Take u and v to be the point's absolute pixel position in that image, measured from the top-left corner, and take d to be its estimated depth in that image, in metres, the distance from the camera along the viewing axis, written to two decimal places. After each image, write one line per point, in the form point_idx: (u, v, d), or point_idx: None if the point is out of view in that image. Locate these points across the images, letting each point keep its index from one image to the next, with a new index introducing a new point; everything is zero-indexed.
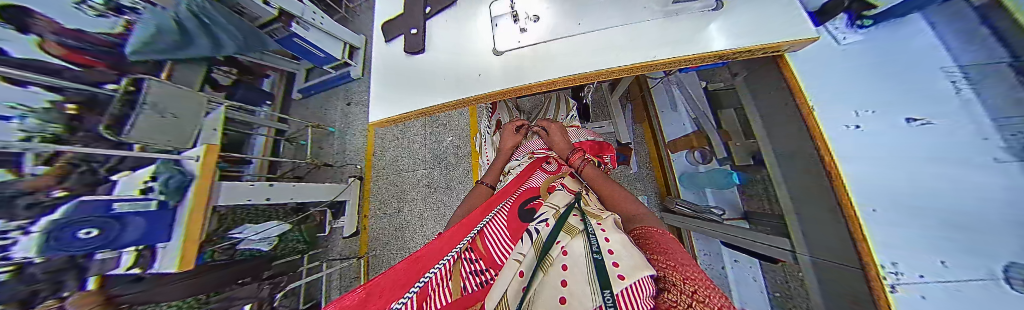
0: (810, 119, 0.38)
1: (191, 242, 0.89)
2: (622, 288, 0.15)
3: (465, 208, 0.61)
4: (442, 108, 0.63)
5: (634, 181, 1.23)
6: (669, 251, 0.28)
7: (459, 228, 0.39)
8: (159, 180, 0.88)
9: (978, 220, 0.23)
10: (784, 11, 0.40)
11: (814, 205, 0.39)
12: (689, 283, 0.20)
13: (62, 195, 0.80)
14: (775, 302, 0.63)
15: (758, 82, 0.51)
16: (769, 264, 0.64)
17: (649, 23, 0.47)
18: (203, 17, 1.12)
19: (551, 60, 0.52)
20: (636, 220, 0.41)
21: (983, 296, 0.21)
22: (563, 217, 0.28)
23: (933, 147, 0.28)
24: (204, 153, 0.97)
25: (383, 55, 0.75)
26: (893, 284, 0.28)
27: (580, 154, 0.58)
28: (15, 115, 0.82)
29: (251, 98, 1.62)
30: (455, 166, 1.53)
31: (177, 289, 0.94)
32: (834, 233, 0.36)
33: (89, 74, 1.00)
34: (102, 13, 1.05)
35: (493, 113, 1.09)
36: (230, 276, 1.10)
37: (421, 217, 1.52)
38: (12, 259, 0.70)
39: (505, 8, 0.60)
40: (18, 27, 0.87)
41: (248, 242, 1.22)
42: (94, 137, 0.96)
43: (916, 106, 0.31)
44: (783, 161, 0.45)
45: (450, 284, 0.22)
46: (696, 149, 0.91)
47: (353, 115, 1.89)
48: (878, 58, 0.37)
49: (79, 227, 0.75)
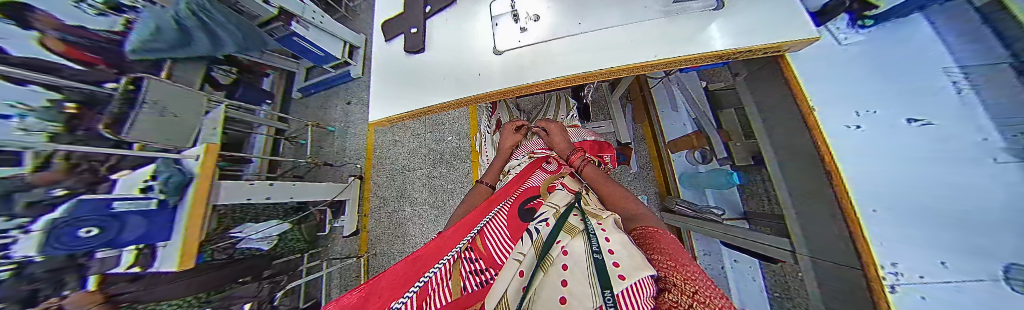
0: (810, 118, 0.38)
1: (192, 242, 0.89)
2: (622, 287, 0.15)
3: (466, 208, 0.60)
4: (442, 107, 0.63)
5: (634, 181, 1.23)
6: (670, 251, 0.28)
7: (459, 227, 0.39)
8: (160, 180, 0.87)
9: (978, 221, 0.23)
10: (783, 11, 0.40)
11: (814, 205, 0.39)
12: (690, 283, 0.20)
13: (64, 193, 0.80)
14: (775, 302, 0.63)
15: (758, 82, 0.51)
16: (770, 264, 0.64)
17: (649, 22, 0.47)
18: (202, 15, 1.10)
19: (551, 59, 0.52)
20: (636, 220, 0.41)
21: (985, 297, 0.21)
22: (563, 217, 0.28)
23: (936, 148, 0.28)
24: (204, 150, 0.95)
25: (383, 55, 0.75)
26: (893, 284, 0.28)
27: (580, 154, 0.57)
28: (14, 113, 0.82)
29: (251, 97, 1.62)
30: (455, 165, 1.53)
31: (177, 287, 0.95)
32: (834, 234, 0.35)
33: (90, 73, 1.00)
34: (103, 12, 1.07)
35: (493, 112, 1.08)
36: (230, 275, 1.09)
37: (422, 216, 1.52)
38: (11, 258, 0.71)
39: (505, 7, 0.59)
40: (19, 23, 0.88)
41: (247, 241, 1.21)
42: (94, 136, 0.95)
43: (916, 107, 0.31)
44: (783, 161, 0.45)
45: (450, 283, 0.22)
46: (697, 149, 0.91)
47: (353, 114, 1.89)
48: (878, 58, 0.37)
49: (79, 226, 0.76)
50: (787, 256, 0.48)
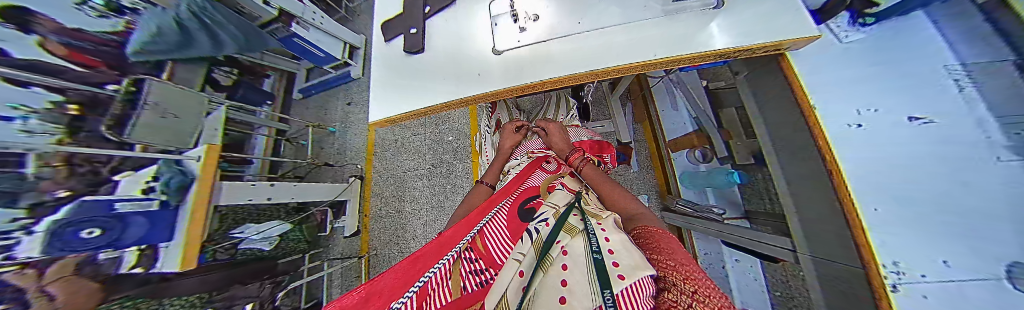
0: (810, 115, 0.38)
1: (195, 241, 0.90)
2: (621, 288, 0.15)
3: (465, 208, 0.61)
4: (442, 108, 0.63)
5: (634, 181, 1.22)
6: (669, 251, 0.28)
7: (459, 227, 0.39)
8: (162, 180, 0.88)
9: (979, 218, 0.23)
10: (784, 10, 0.39)
11: (814, 205, 0.39)
12: (690, 283, 0.20)
13: (68, 194, 0.81)
14: (777, 301, 0.63)
15: (761, 80, 0.50)
16: (769, 263, 0.65)
17: (649, 22, 0.47)
18: (203, 16, 1.10)
19: (551, 60, 0.52)
20: (635, 220, 0.41)
21: (986, 295, 0.21)
22: (563, 217, 0.28)
23: (935, 146, 0.28)
24: (205, 151, 0.96)
25: (382, 56, 0.74)
26: (894, 284, 0.28)
27: (580, 154, 0.57)
28: (18, 116, 0.82)
29: (251, 98, 1.63)
30: (455, 166, 1.53)
31: (186, 284, 0.99)
32: (837, 233, 0.35)
33: (92, 74, 1.00)
34: (104, 14, 1.06)
35: (493, 112, 1.08)
36: (240, 274, 1.13)
37: (422, 216, 1.52)
38: (16, 258, 0.70)
39: (505, 7, 0.59)
40: (20, 27, 0.87)
41: (248, 242, 1.21)
42: (97, 138, 0.96)
43: (915, 105, 0.31)
44: (784, 160, 0.45)
45: (450, 283, 0.22)
46: (697, 149, 0.92)
47: (353, 115, 1.90)
48: (877, 58, 0.37)
49: (81, 227, 0.77)
50: (787, 255, 0.48)
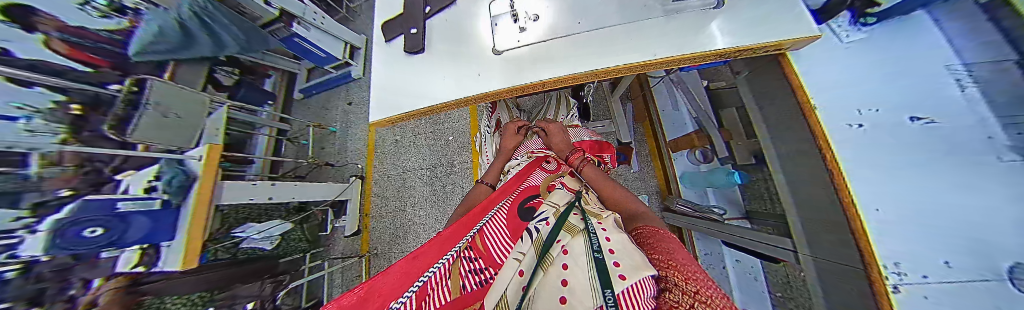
0: (811, 114, 0.38)
1: (195, 241, 0.90)
2: (622, 288, 0.15)
3: (464, 207, 0.61)
4: (441, 108, 0.64)
5: (634, 181, 1.22)
6: (670, 251, 0.28)
7: (459, 226, 0.39)
8: (164, 180, 0.89)
9: (983, 219, 0.23)
10: (786, 9, 0.39)
11: (816, 205, 0.39)
12: (691, 283, 0.20)
13: (69, 194, 0.82)
14: (775, 302, 0.63)
15: (761, 80, 0.50)
16: (770, 264, 0.65)
17: (649, 21, 0.47)
18: (206, 18, 1.11)
19: (551, 59, 0.52)
20: (636, 219, 0.41)
21: (989, 295, 0.21)
22: (563, 216, 0.28)
23: (935, 148, 0.28)
24: (207, 152, 0.97)
25: (382, 56, 0.74)
26: (895, 284, 0.27)
27: (580, 154, 0.57)
28: (21, 115, 0.81)
29: (253, 97, 1.63)
30: (455, 166, 1.53)
31: (186, 283, 0.98)
32: (837, 234, 0.35)
33: (95, 74, 1.01)
34: (106, 14, 1.06)
35: (493, 112, 1.08)
36: (241, 272, 1.14)
37: (421, 216, 1.53)
38: (18, 257, 0.72)
39: (505, 7, 0.59)
40: (23, 26, 0.88)
41: (250, 241, 1.21)
42: (100, 137, 0.96)
43: (916, 106, 0.31)
44: (784, 161, 0.45)
45: (450, 283, 0.22)
46: (697, 149, 0.93)
47: (353, 114, 1.89)
48: (883, 56, 0.37)
49: (83, 226, 0.76)
50: (788, 256, 0.48)
